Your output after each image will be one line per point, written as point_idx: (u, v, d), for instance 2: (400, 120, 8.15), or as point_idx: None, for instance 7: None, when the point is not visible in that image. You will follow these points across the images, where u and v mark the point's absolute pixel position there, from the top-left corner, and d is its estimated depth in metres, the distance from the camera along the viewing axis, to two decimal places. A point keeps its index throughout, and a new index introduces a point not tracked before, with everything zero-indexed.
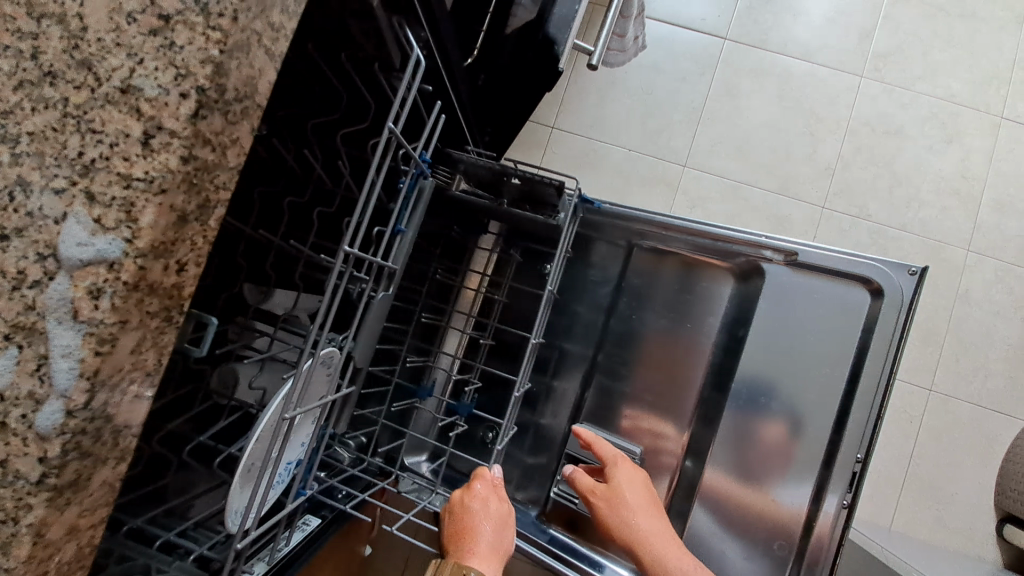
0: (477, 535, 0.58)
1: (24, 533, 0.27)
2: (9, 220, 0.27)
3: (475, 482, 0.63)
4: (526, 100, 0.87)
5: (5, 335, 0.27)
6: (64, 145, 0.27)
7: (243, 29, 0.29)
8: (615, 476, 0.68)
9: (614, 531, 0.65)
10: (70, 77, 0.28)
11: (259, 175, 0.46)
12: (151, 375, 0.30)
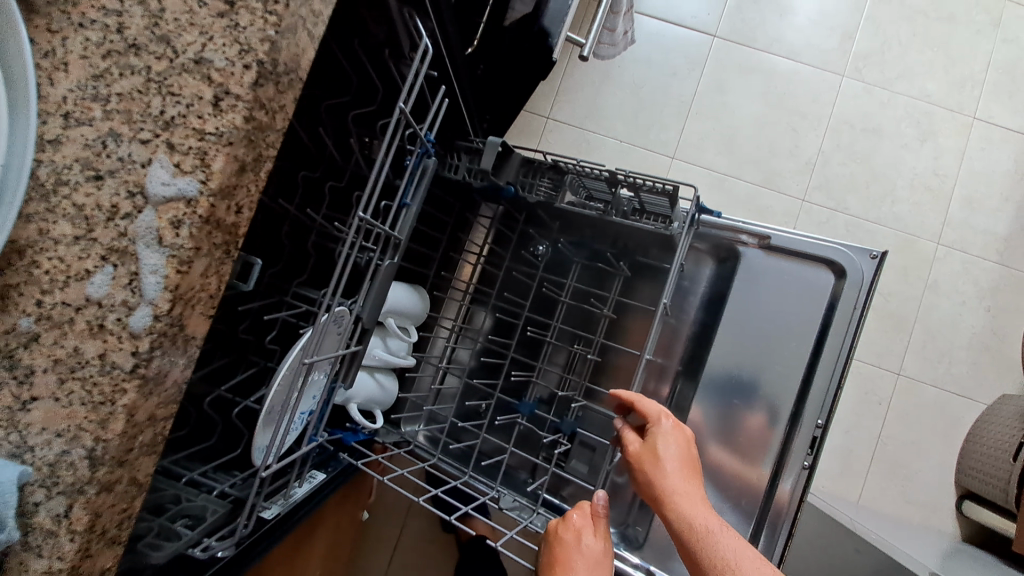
0: (567, 567, 0.58)
1: (119, 412, 0.32)
2: (102, 164, 0.32)
3: (572, 513, 0.63)
4: (521, 87, 0.92)
5: (102, 256, 0.32)
6: (148, 105, 0.32)
7: (294, 14, 0.34)
8: (652, 434, 0.65)
9: (645, 487, 0.61)
10: (151, 49, 0.33)
11: (286, 154, 0.53)
12: (214, 297, 0.35)
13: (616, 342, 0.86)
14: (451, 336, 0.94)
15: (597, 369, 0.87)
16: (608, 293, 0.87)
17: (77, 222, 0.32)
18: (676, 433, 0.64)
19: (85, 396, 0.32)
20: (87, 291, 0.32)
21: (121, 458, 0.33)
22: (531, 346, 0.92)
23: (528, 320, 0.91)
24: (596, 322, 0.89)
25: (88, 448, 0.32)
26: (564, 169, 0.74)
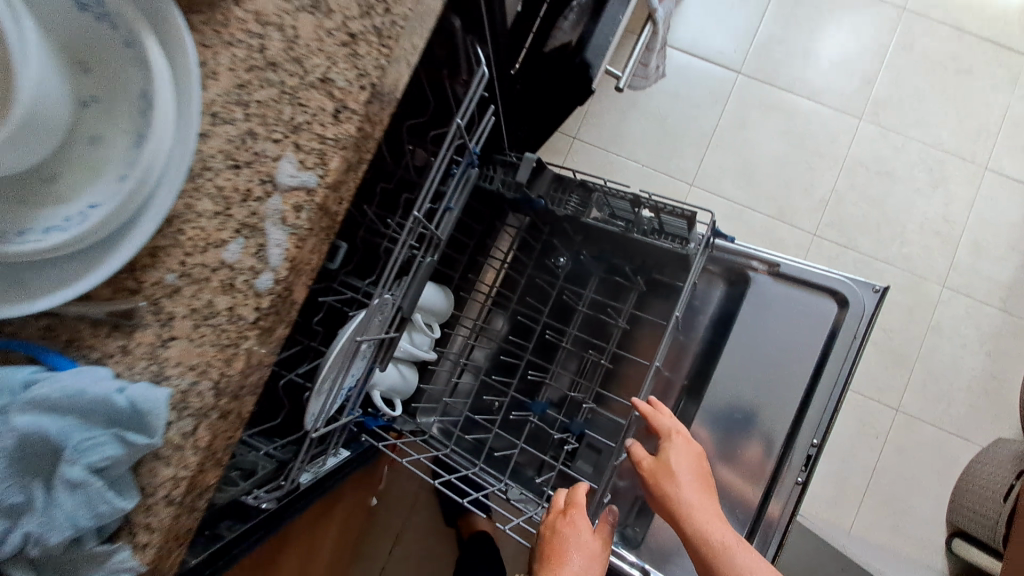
0: (564, 559, 0.63)
1: (242, 352, 0.36)
2: (241, 155, 0.38)
3: (571, 508, 0.68)
4: (557, 113, 0.97)
5: (236, 229, 0.37)
6: (280, 112, 0.39)
7: (402, 48, 0.41)
8: (666, 449, 0.69)
9: (659, 499, 0.66)
10: (287, 68, 0.39)
11: (377, 172, 0.65)
12: (315, 271, 0.41)
13: (627, 351, 0.92)
14: (470, 335, 0.99)
15: (607, 375, 0.93)
16: (623, 306, 0.92)
17: (216, 199, 0.37)
18: (687, 448, 0.69)
19: (211, 338, 0.36)
20: (223, 255, 0.37)
21: (238, 399, 0.37)
22: (548, 349, 0.98)
23: (548, 323, 0.96)
24: (609, 332, 0.94)
25: (211, 389, 0.35)
26: (592, 187, 0.80)
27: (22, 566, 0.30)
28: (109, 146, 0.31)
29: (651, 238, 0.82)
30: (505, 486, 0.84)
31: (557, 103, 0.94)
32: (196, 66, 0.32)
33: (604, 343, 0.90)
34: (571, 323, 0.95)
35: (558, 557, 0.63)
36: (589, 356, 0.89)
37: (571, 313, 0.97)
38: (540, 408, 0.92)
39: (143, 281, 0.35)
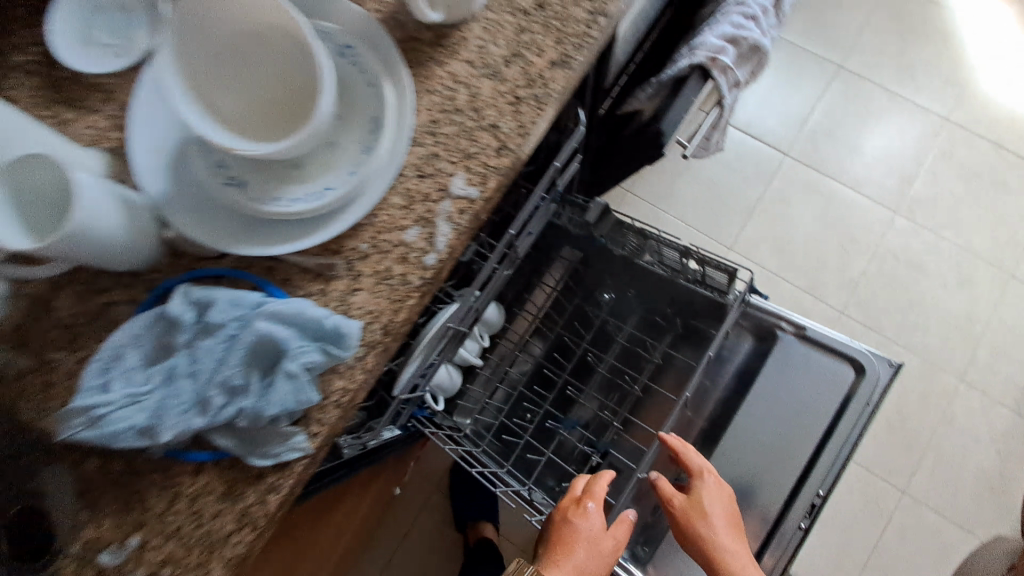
0: (572, 547, 0.69)
1: (406, 306, 0.45)
2: (426, 165, 0.46)
3: (587, 501, 0.72)
4: (608, 173, 1.05)
5: (415, 217, 0.46)
6: (458, 139, 0.47)
7: (561, 95, 0.48)
8: (699, 491, 0.77)
9: (690, 535, 0.76)
10: (471, 101, 0.47)
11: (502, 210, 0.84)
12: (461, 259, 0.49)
13: (657, 385, 1.00)
14: (515, 350, 1.11)
15: (636, 404, 1.01)
16: (659, 343, 1.02)
17: (402, 194, 0.46)
18: (718, 490, 0.76)
19: (384, 297, 0.45)
20: (403, 237, 0.46)
21: (389, 349, 0.46)
22: (584, 373, 1.08)
23: (589, 346, 1.08)
24: (642, 365, 1.04)
25: (379, 334, 0.45)
26: (648, 235, 0.94)
27: (229, 434, 0.42)
28: (342, 150, 0.44)
29: (693, 286, 0.94)
30: (529, 489, 0.91)
31: (610, 165, 1.01)
32: (415, 111, 0.46)
33: (637, 374, 1.01)
34: (608, 352, 1.06)
35: (570, 547, 0.69)
36: (630, 389, 1.01)
37: (610, 343, 1.07)
38: (570, 424, 1.03)
39: (344, 246, 0.45)
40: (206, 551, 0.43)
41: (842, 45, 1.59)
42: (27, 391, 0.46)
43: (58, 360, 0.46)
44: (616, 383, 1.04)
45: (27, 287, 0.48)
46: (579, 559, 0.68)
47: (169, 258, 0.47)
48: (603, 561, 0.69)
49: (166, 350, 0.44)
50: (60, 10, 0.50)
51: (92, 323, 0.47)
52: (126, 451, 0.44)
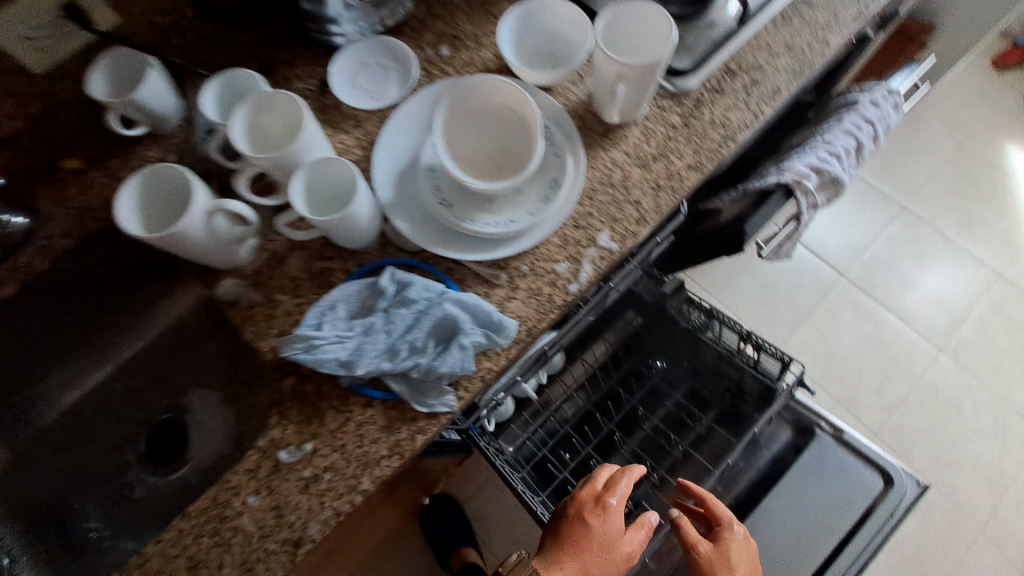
0: (587, 544, 0.69)
1: (546, 321, 0.59)
2: (583, 219, 0.62)
3: (609, 499, 0.72)
4: (679, 257, 1.18)
5: (567, 256, 0.61)
6: (610, 205, 0.63)
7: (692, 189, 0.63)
8: (724, 542, 0.82)
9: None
10: (624, 181, 0.63)
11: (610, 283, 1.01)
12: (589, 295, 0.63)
13: (696, 451, 1.10)
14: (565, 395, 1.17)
15: (672, 465, 1.11)
16: (703, 415, 1.12)
17: (561, 236, 0.61)
18: (742, 541, 0.81)
19: (533, 310, 0.59)
20: (555, 268, 0.61)
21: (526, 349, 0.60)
22: (627, 428, 1.16)
23: (639, 402, 1.17)
24: (684, 431, 1.13)
25: (523, 335, 0.59)
26: (715, 314, 1.05)
27: (402, 381, 0.57)
28: (526, 197, 0.61)
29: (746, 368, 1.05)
30: None
31: (683, 251, 1.14)
32: (583, 176, 0.63)
33: (679, 438, 1.11)
34: (654, 413, 1.15)
35: (586, 551, 0.69)
36: (674, 450, 1.11)
37: (656, 405, 1.16)
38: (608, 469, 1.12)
39: (511, 265, 0.61)
40: (359, 465, 0.56)
41: (908, 190, 1.73)
42: (253, 317, 0.62)
43: (280, 301, 0.62)
44: (657, 442, 1.13)
45: (271, 244, 0.65)
46: (592, 555, 0.69)
47: (379, 245, 0.63)
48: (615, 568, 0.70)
49: (369, 310, 0.59)
50: (346, 70, 0.71)
51: (311, 280, 0.63)
52: (319, 377, 0.59)
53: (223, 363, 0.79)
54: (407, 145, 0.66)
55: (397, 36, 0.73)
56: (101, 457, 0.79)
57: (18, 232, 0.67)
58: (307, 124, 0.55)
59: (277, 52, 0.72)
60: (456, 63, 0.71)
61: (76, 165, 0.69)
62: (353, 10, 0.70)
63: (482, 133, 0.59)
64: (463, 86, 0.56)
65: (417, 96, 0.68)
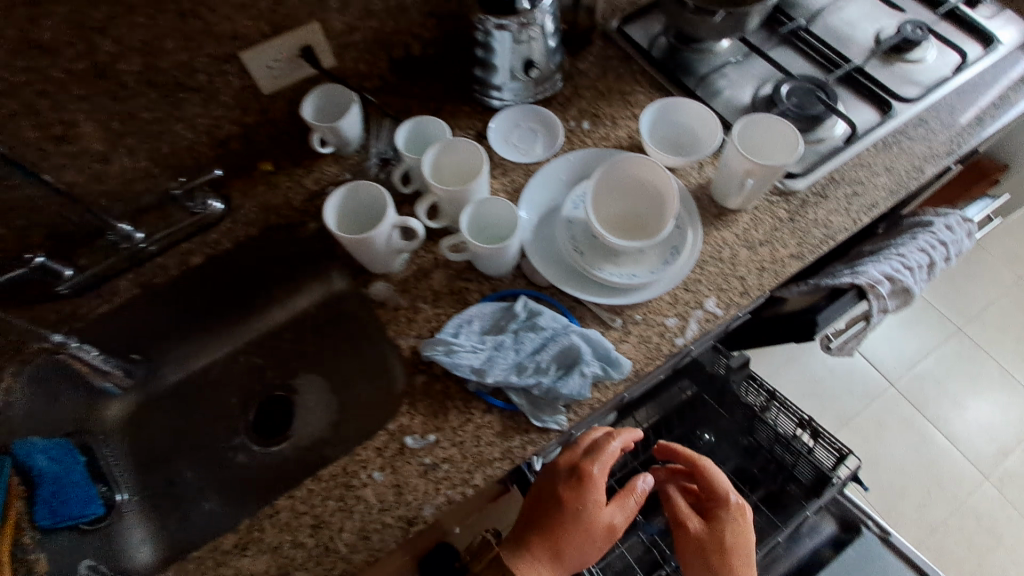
0: (562, 522, 0.66)
1: (653, 366, 0.67)
2: (694, 284, 0.71)
3: (591, 473, 0.67)
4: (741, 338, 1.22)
5: (677, 313, 0.69)
6: (719, 276, 0.72)
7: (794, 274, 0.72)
8: (720, 523, 0.76)
9: (703, 563, 0.75)
10: (733, 258, 0.73)
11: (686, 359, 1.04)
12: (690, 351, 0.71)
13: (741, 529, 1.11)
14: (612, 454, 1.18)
15: None
16: (749, 493, 1.14)
17: (674, 295, 0.70)
18: (739, 518, 0.76)
19: (643, 354, 0.67)
20: (665, 321, 0.69)
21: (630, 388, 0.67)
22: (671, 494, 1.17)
23: None
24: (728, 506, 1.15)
25: (632, 375, 0.66)
26: (776, 396, 1.10)
27: (522, 395, 0.66)
28: (647, 257, 0.71)
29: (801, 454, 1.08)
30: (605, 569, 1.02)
31: (746, 332, 1.18)
32: (700, 248, 0.72)
33: None
34: None
35: (562, 530, 0.66)
36: None
37: None
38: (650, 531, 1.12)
39: (626, 312, 0.70)
40: (474, 462, 0.64)
41: (964, 313, 1.77)
42: (397, 318, 0.72)
43: (422, 308, 0.72)
44: None
45: (419, 258, 0.75)
46: (567, 534, 0.66)
47: (513, 276, 0.73)
48: (597, 546, 0.68)
49: (500, 329, 0.69)
50: (501, 125, 0.84)
51: (450, 295, 0.73)
52: (447, 380, 0.68)
53: (338, 354, 0.89)
54: (547, 199, 0.77)
55: (546, 106, 0.86)
56: (217, 419, 0.88)
57: (215, 214, 0.79)
58: (483, 169, 0.68)
59: (446, 106, 0.87)
60: (594, 136, 0.83)
61: (269, 168, 0.82)
62: (515, 82, 0.83)
63: (622, 199, 0.70)
64: (617, 161, 0.68)
65: (562, 157, 0.80)
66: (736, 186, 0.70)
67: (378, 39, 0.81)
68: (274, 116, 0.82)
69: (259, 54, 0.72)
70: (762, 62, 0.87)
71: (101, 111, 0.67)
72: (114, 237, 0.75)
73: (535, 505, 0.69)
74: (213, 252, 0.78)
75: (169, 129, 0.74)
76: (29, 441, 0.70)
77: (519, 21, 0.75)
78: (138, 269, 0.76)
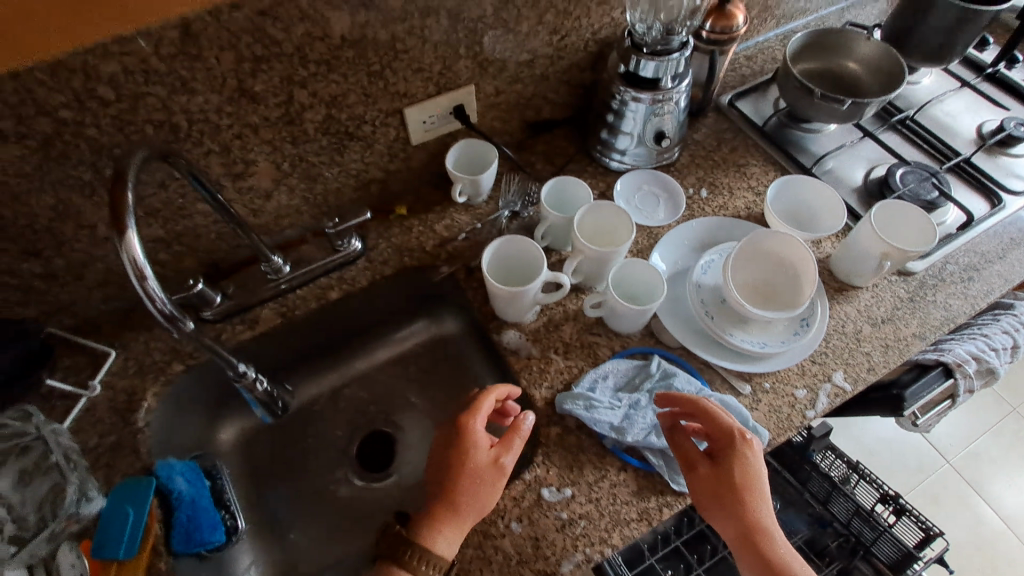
0: (452, 479, 0.62)
1: (786, 435, 0.69)
2: (820, 357, 0.73)
3: (467, 421, 0.64)
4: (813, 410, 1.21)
5: (806, 385, 0.71)
6: (844, 352, 0.74)
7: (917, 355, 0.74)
8: (726, 462, 0.62)
9: (717, 510, 0.62)
10: (856, 335, 0.75)
11: None
12: None
13: None
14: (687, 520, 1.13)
15: None
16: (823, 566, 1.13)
17: (802, 367, 0.72)
18: (745, 451, 0.62)
19: (776, 423, 0.69)
20: (795, 392, 0.71)
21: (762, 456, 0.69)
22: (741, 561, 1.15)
23: None
24: None
25: (767, 444, 0.68)
26: (858, 469, 1.12)
27: (659, 456, 0.67)
28: (777, 327, 0.73)
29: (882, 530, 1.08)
30: None
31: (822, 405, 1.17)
32: (827, 321, 0.75)
33: None
34: None
35: (451, 483, 0.62)
36: None
37: None
38: None
39: (756, 379, 0.72)
40: (611, 521, 0.64)
41: (1018, 393, 1.77)
42: (529, 367, 0.74)
43: (553, 359, 0.74)
44: None
45: (549, 311, 0.78)
46: (458, 489, 0.61)
47: (642, 334, 0.76)
48: (495, 491, 0.62)
49: (634, 388, 0.71)
50: (623, 186, 0.89)
51: (581, 348, 0.75)
52: (580, 433, 0.69)
53: (445, 395, 0.90)
54: (672, 262, 0.81)
55: (665, 172, 0.90)
56: (322, 450, 0.86)
57: (353, 252, 0.83)
58: (631, 238, 0.71)
59: (570, 165, 0.92)
60: (713, 204, 0.87)
61: (403, 213, 0.87)
62: (640, 147, 0.87)
63: (755, 270, 0.74)
64: (755, 236, 0.72)
65: (685, 223, 0.84)
66: (874, 269, 0.74)
67: (517, 101, 0.88)
68: (413, 165, 0.87)
69: (418, 110, 0.78)
70: (872, 145, 0.92)
71: (280, 154, 0.73)
72: (266, 269, 0.80)
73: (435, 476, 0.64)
74: (349, 288, 0.81)
75: (326, 172, 0.79)
76: (169, 462, 0.70)
77: (657, 96, 0.79)
78: (279, 300, 0.80)
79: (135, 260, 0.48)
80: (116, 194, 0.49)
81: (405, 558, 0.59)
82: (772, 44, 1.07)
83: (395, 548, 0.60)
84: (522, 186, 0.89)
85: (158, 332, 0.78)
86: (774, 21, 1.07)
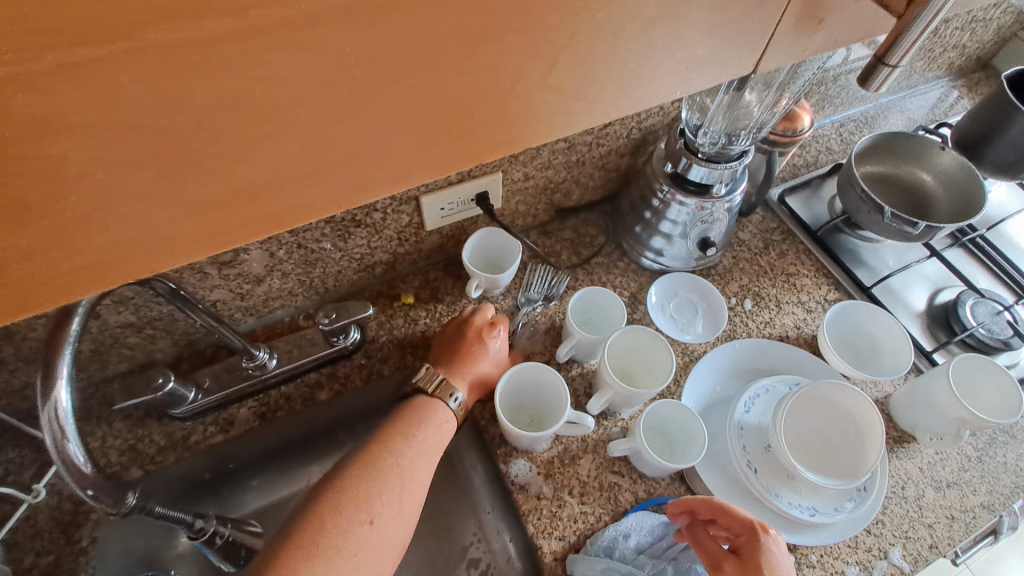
0: (474, 365, 0.67)
1: None
2: (874, 528, 0.63)
3: (500, 330, 0.69)
4: None
5: (858, 563, 0.61)
6: (903, 523, 0.64)
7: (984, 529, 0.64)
8: (752, 559, 0.54)
9: None
10: (917, 501, 0.65)
11: None
12: None
13: None
14: None
15: None
16: None
17: (853, 539, 0.62)
18: (771, 545, 0.54)
19: None
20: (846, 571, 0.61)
21: None
22: None
23: None
24: None
25: None
26: None
27: None
28: (828, 492, 0.63)
29: None
30: None
31: None
32: (885, 484, 0.65)
33: None
34: None
35: (474, 371, 0.66)
36: None
37: None
38: None
39: (799, 548, 0.61)
40: None
41: None
42: (539, 510, 0.64)
43: (566, 502, 0.64)
44: None
45: (565, 439, 0.68)
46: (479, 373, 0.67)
47: (670, 479, 0.66)
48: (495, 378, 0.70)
49: (660, 553, 0.60)
50: (658, 291, 0.79)
51: (600, 490, 0.65)
52: None
53: (437, 507, 0.78)
54: (708, 392, 0.72)
55: (705, 276, 0.80)
56: None
57: (350, 346, 0.73)
58: (670, 375, 0.62)
59: (599, 258, 0.82)
60: (758, 319, 0.77)
61: (409, 300, 0.78)
62: (680, 249, 0.77)
63: (805, 418, 0.65)
64: (810, 387, 0.64)
65: (727, 344, 0.74)
66: (949, 430, 0.64)
67: (547, 186, 0.79)
68: (426, 248, 0.78)
69: (438, 196, 0.69)
70: (937, 264, 0.82)
71: (277, 242, 0.64)
72: (249, 365, 0.69)
73: (451, 349, 0.68)
74: (341, 387, 0.72)
75: (326, 257, 0.70)
76: None
77: (705, 203, 0.69)
78: (259, 398, 0.71)
79: (57, 413, 0.37)
80: (57, 323, 0.38)
81: (429, 417, 0.62)
82: (827, 132, 0.99)
83: (421, 412, 0.62)
84: (546, 277, 0.79)
85: (119, 426, 0.67)
86: (831, 108, 0.98)
